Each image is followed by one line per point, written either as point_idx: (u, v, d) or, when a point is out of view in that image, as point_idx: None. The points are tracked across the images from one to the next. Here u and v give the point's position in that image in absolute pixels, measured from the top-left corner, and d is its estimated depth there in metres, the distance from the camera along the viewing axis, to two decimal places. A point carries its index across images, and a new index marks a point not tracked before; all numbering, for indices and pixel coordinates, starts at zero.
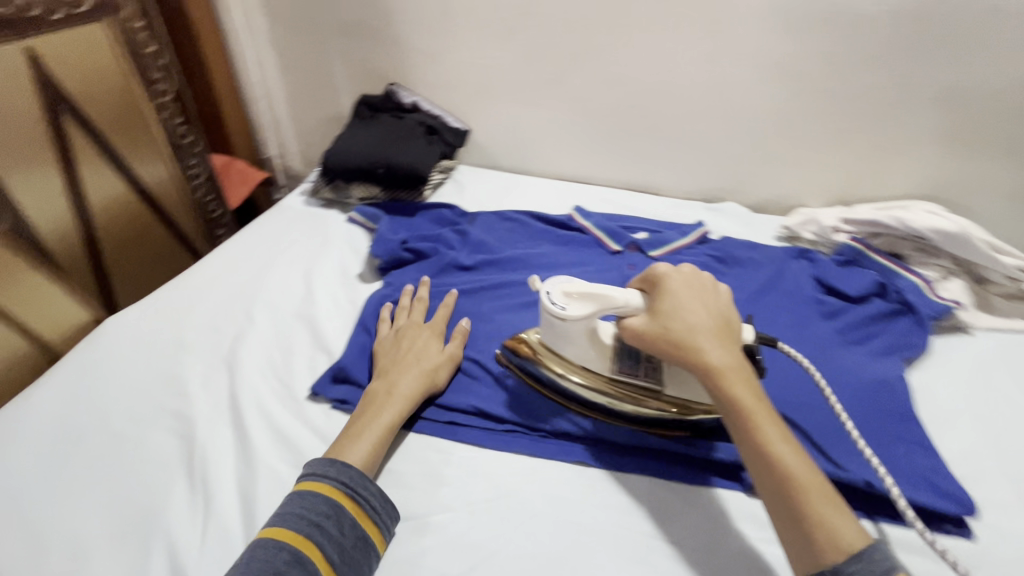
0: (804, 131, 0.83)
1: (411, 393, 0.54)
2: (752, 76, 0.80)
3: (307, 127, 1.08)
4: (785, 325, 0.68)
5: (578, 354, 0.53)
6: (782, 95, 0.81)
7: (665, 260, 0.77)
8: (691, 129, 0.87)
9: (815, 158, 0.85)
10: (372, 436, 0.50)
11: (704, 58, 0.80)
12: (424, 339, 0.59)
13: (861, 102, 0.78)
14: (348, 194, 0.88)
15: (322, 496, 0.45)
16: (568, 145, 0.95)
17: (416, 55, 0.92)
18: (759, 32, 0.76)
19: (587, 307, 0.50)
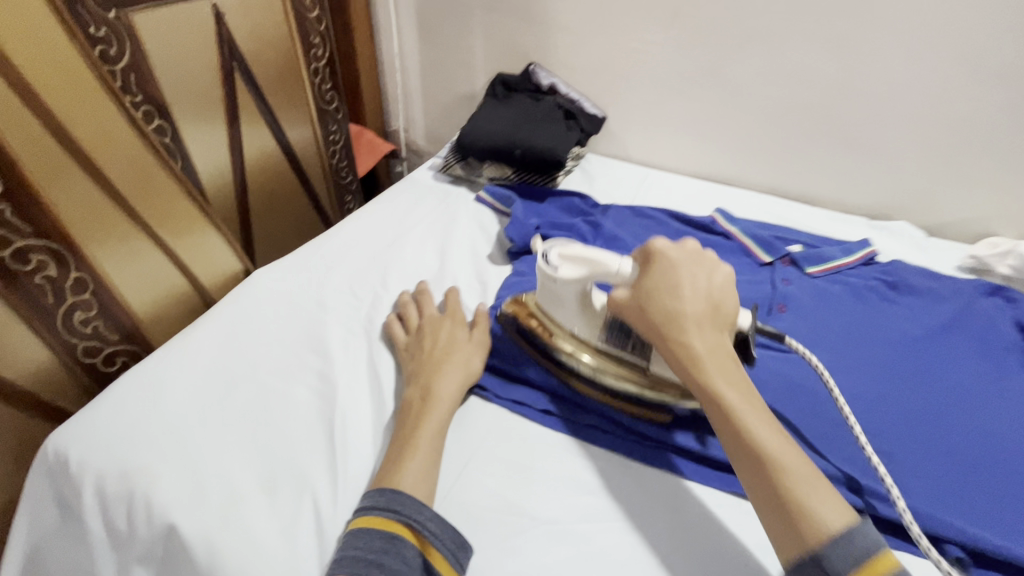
0: (1011, 146, 0.71)
1: (450, 389, 0.51)
2: (958, 78, 0.69)
3: (436, 103, 1.08)
4: (977, 373, 0.57)
5: (564, 317, 0.53)
6: (993, 102, 0.69)
7: (824, 278, 0.69)
8: (865, 135, 0.77)
9: (1019, 179, 0.73)
10: (427, 426, 0.47)
11: (900, 53, 0.70)
12: (445, 329, 0.57)
13: None
14: (479, 172, 0.87)
15: (374, 529, 0.40)
16: (713, 142, 0.88)
17: (563, 35, 0.88)
18: (977, 27, 0.65)
19: (579, 270, 0.51)
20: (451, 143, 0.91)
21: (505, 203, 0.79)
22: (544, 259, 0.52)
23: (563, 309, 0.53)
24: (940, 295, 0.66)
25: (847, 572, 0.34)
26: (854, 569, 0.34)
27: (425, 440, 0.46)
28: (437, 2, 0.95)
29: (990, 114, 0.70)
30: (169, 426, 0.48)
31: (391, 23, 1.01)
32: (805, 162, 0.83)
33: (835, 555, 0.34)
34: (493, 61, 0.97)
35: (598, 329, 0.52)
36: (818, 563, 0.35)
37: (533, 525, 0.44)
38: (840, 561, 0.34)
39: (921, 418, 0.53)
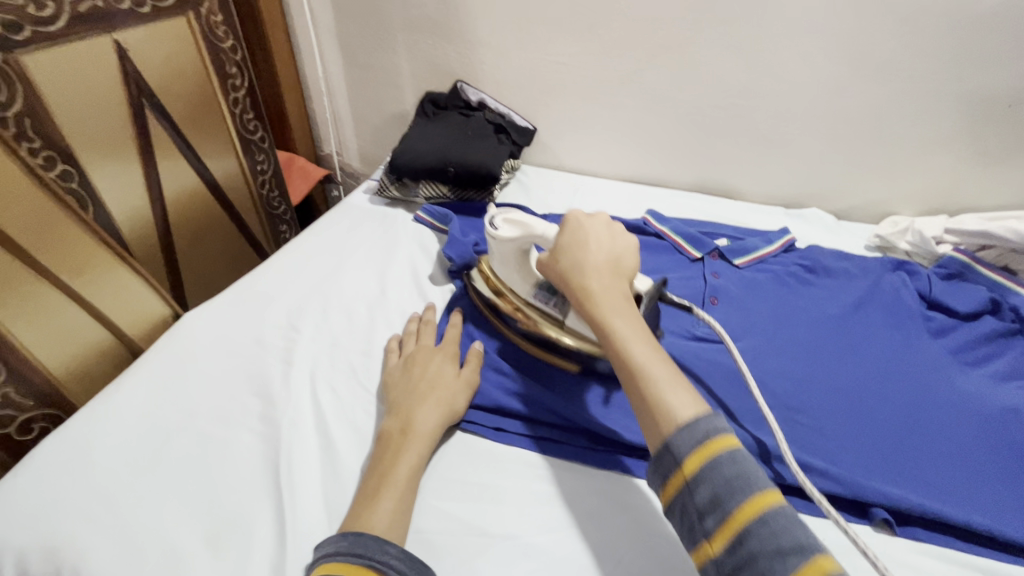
0: (900, 131, 0.78)
1: (432, 422, 0.50)
2: (848, 75, 0.75)
3: (367, 123, 1.07)
4: (889, 344, 0.62)
5: (508, 275, 0.60)
6: (880, 96, 0.76)
7: (750, 269, 0.73)
8: (773, 131, 0.83)
9: (911, 163, 0.80)
10: (401, 459, 0.47)
11: (796, 55, 0.76)
12: (437, 361, 0.56)
13: (969, 105, 0.73)
14: (415, 192, 0.86)
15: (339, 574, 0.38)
16: (639, 147, 0.92)
17: (487, 52, 0.89)
18: (860, 28, 0.71)
19: (517, 231, 0.57)
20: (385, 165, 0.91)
21: (443, 222, 0.80)
22: (490, 221, 0.59)
23: (506, 266, 0.59)
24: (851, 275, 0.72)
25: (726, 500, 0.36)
26: (694, 452, 0.38)
27: (398, 473, 0.46)
28: (358, 24, 0.94)
29: (879, 105, 0.77)
30: (103, 493, 0.45)
31: (312, 46, 1.00)
32: (725, 160, 0.89)
33: (679, 438, 0.39)
34: (421, 79, 0.97)
35: (531, 285, 0.58)
36: (667, 447, 0.39)
37: (490, 544, 0.45)
38: (683, 443, 0.39)
39: (841, 392, 0.58)
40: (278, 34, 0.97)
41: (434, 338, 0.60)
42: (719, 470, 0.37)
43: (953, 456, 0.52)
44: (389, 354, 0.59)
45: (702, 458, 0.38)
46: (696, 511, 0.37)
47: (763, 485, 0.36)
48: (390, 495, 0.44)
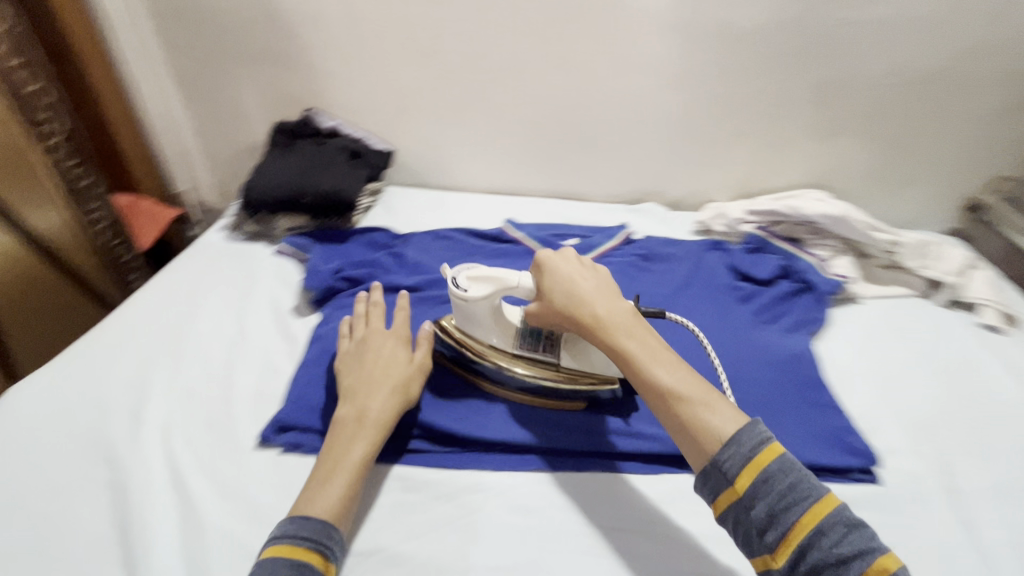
0: (705, 130, 0.91)
1: (386, 410, 0.54)
2: (656, 85, 0.87)
3: (219, 157, 1.03)
4: (708, 315, 0.73)
5: (483, 331, 0.60)
6: (684, 102, 0.88)
7: (595, 264, 0.82)
8: (606, 138, 0.93)
9: (719, 157, 0.93)
10: (354, 448, 0.51)
11: (612, 71, 0.86)
12: (390, 347, 0.59)
13: (753, 105, 0.87)
14: (273, 225, 0.86)
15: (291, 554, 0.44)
16: (494, 160, 0.98)
17: (334, 80, 0.91)
18: (657, 46, 0.83)
19: (488, 288, 0.57)
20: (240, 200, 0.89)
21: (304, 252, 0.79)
22: (455, 283, 0.59)
23: (479, 326, 0.60)
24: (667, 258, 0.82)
25: (773, 510, 0.41)
26: (743, 468, 0.43)
27: (353, 458, 0.51)
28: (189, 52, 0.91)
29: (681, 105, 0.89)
30: None
31: (144, 81, 0.94)
32: (571, 167, 0.97)
33: (728, 457, 0.43)
34: (271, 109, 0.96)
35: (513, 338, 0.60)
36: (716, 466, 0.44)
37: (364, 560, 0.49)
38: (733, 462, 0.43)
39: None
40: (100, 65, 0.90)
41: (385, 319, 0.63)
42: (772, 484, 0.42)
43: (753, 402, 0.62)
44: (340, 340, 0.62)
45: (753, 476, 0.42)
46: (751, 525, 0.42)
47: (819, 494, 0.41)
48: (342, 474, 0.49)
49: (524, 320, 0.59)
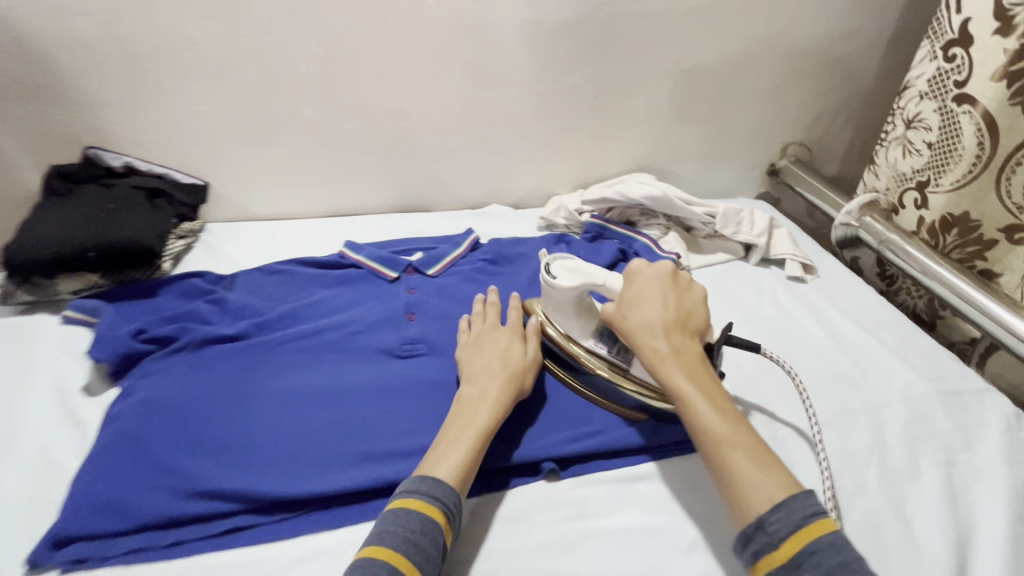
0: (540, 126, 1.06)
1: (480, 407, 0.67)
2: (452, 90, 0.97)
3: (3, 208, 0.92)
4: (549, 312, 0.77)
5: (567, 320, 0.76)
6: (488, 92, 0.99)
7: (441, 275, 0.90)
8: (428, 142, 1.02)
9: (537, 152, 1.09)
10: (465, 435, 0.63)
11: (421, 75, 0.93)
12: (506, 342, 0.76)
13: (545, 94, 1.02)
14: (55, 289, 0.82)
15: (406, 510, 0.56)
16: (320, 172, 1.00)
17: (143, 110, 0.87)
18: (458, 47, 0.92)
19: (576, 279, 0.74)
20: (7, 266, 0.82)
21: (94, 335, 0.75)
22: (546, 271, 0.76)
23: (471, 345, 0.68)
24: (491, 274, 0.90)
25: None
26: (790, 534, 0.52)
27: (452, 454, 0.61)
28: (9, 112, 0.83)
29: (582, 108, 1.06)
30: None
31: None
32: (390, 170, 1.05)
33: (777, 520, 0.52)
34: (69, 146, 0.89)
35: (591, 329, 0.76)
36: (763, 527, 0.53)
37: None
38: (783, 526, 0.52)
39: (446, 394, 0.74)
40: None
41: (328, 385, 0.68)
42: (822, 556, 0.50)
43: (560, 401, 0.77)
44: (461, 332, 0.79)
45: (802, 542, 0.51)
46: None
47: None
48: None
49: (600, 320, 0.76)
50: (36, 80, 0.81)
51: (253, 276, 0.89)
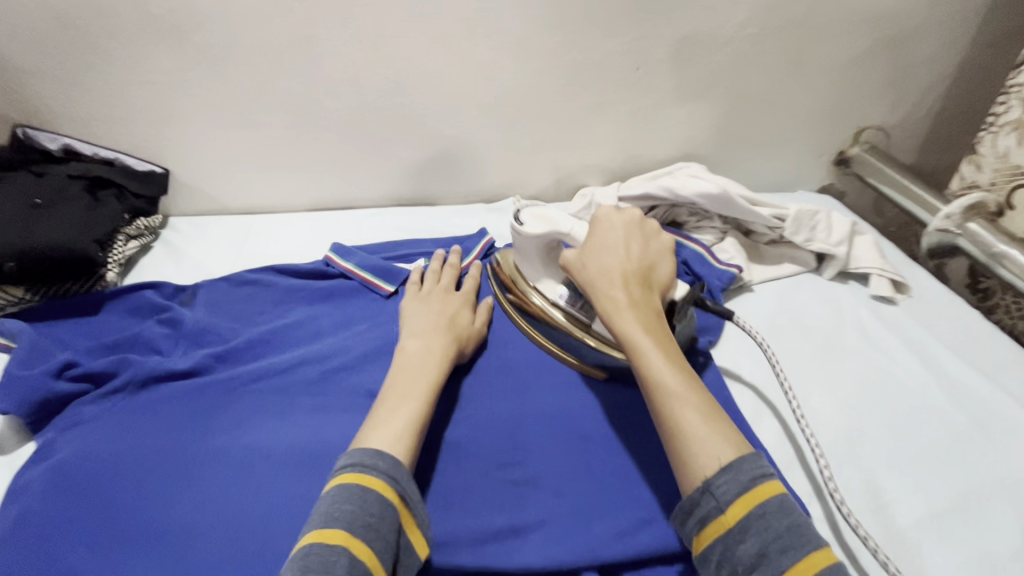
0: (794, 84, 0.87)
1: (648, 315, 0.51)
2: (721, 44, 0.81)
3: (197, 139, 0.79)
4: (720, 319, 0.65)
5: (835, 262, 0.75)
6: (754, 49, 0.82)
7: (686, 246, 0.76)
8: (671, 108, 0.87)
9: (791, 116, 0.91)
10: (655, 352, 0.47)
11: (684, 33, 0.78)
12: (608, 235, 0.56)
13: (820, 48, 0.84)
14: (308, 233, 0.85)
15: (352, 490, 0.41)
16: (552, 148, 0.88)
17: (360, 29, 0.71)
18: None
19: (843, 233, 0.75)
20: (274, 216, 0.89)
21: (320, 267, 0.74)
22: (822, 215, 0.76)
23: (527, 261, 0.63)
24: (733, 232, 0.79)
25: None
26: None
27: (663, 369, 0.46)
28: (287, 88, 0.76)
29: (884, 60, 0.87)
30: None
31: (83, 48, 0.69)
32: (629, 145, 0.90)
33: None
34: (274, 70, 0.74)
35: (888, 281, 0.73)
36: None
37: None
38: None
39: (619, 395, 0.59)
40: (145, 108, 0.75)
41: (452, 282, 0.69)
42: None
43: (847, 404, 0.60)
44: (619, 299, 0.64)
45: None
46: None
47: None
48: (415, 399, 0.50)
49: (877, 269, 0.73)
50: (324, 20, 0.70)
51: (490, 223, 0.89)
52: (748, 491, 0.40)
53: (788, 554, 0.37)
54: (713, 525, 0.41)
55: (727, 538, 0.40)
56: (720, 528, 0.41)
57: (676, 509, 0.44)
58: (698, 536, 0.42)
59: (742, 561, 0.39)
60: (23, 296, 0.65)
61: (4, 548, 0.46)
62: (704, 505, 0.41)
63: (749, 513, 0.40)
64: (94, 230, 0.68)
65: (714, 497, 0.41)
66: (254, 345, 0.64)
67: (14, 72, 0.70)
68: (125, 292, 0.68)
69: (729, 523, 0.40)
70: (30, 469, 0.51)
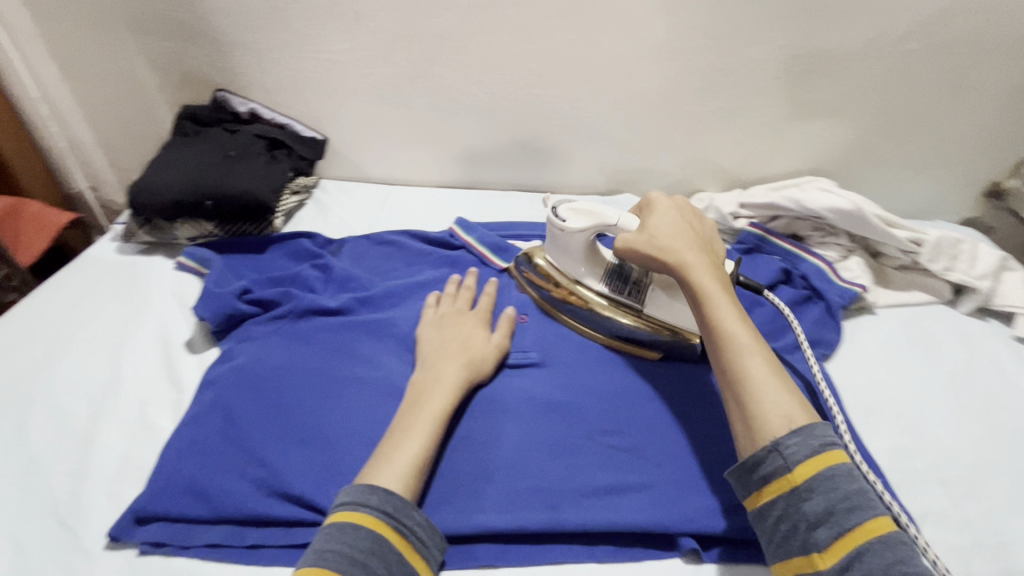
0: (947, 105, 0.82)
1: (718, 275, 0.53)
2: (870, 58, 0.78)
3: (355, 114, 0.90)
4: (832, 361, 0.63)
5: (975, 297, 0.70)
6: (908, 65, 0.79)
7: (803, 262, 0.74)
8: (805, 120, 0.85)
9: (937, 139, 0.86)
10: (728, 309, 0.50)
11: (832, 44, 0.77)
12: (677, 209, 0.59)
13: (982, 69, 0.79)
14: (435, 206, 0.93)
15: (341, 526, 0.44)
16: (674, 150, 0.90)
17: (513, 24, 0.78)
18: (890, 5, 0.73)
19: (989, 268, 0.70)
20: (406, 188, 0.98)
21: (445, 237, 0.81)
22: (967, 248, 0.71)
23: (568, 256, 0.64)
24: (860, 252, 0.76)
25: None
26: None
27: (738, 325, 0.48)
28: (438, 73, 0.84)
29: None
30: None
31: (280, 27, 0.81)
32: (755, 154, 0.89)
33: None
34: (431, 56, 0.82)
35: None
36: None
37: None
38: None
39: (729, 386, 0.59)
40: (318, 81, 0.86)
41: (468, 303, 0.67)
42: None
43: (974, 440, 0.57)
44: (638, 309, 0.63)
45: None
46: None
47: None
48: (417, 438, 0.50)
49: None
50: (483, 12, 0.77)
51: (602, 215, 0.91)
52: (816, 454, 0.41)
53: (854, 514, 0.39)
54: (777, 484, 0.42)
55: (791, 495, 0.42)
56: (783, 487, 0.42)
57: (735, 466, 0.44)
58: (757, 489, 0.44)
59: (807, 517, 0.41)
60: (211, 230, 0.78)
61: (195, 423, 0.55)
62: (769, 465, 0.42)
63: (817, 475, 0.41)
64: (270, 181, 0.79)
65: (782, 457, 0.42)
66: (389, 295, 0.72)
67: (224, 46, 0.84)
68: (287, 238, 0.79)
69: (795, 483, 0.42)
70: (216, 367, 0.61)
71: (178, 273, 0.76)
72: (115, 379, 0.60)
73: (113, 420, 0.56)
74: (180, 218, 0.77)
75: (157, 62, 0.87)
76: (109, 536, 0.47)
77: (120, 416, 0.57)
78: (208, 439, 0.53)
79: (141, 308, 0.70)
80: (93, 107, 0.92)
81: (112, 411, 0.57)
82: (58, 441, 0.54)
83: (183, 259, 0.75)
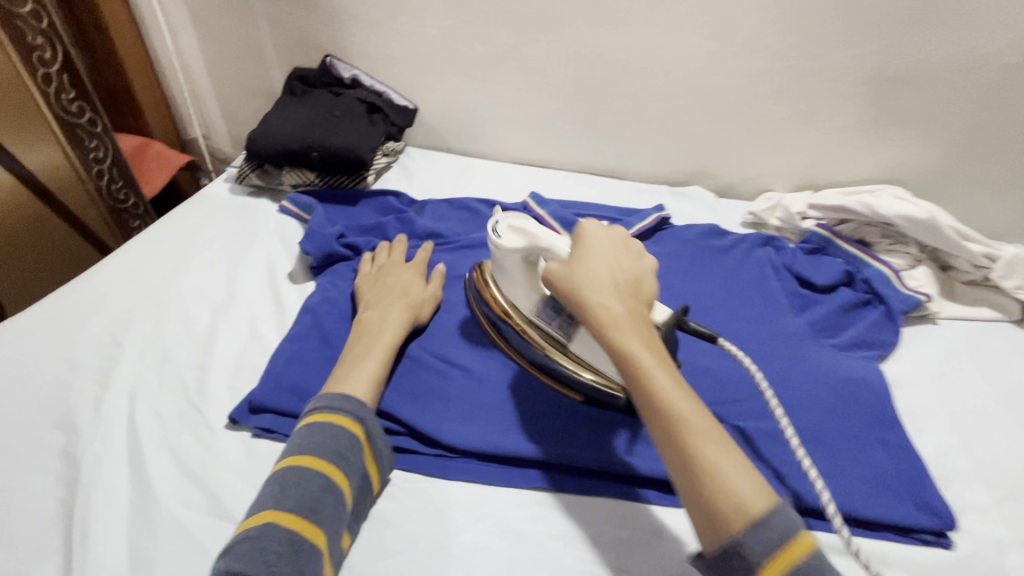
0: None
1: (645, 329, 0.46)
2: (964, 70, 0.78)
3: (446, 87, 0.96)
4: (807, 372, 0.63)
5: None
6: (1001, 81, 0.78)
7: (867, 268, 0.75)
8: (888, 128, 0.85)
9: None
10: (672, 381, 0.42)
11: (924, 54, 0.77)
12: (604, 245, 0.52)
13: None
14: (508, 180, 0.99)
15: (320, 425, 0.50)
16: (748, 147, 0.92)
17: (607, 13, 0.82)
18: (992, 20, 0.73)
19: None
20: (483, 160, 1.04)
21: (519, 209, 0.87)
22: None
23: (511, 280, 0.61)
24: (928, 263, 0.77)
25: None
26: None
27: (680, 398, 0.41)
28: (529, 53, 0.89)
29: None
30: None
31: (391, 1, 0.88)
32: (830, 158, 0.90)
33: None
34: (524, 37, 0.87)
35: None
36: None
37: (658, 523, 0.52)
38: None
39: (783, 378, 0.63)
40: (417, 53, 0.93)
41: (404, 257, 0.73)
42: None
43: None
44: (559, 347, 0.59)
45: None
46: None
47: None
48: (375, 359, 0.57)
49: None
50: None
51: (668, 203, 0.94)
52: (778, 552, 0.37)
53: None
54: None
55: None
56: None
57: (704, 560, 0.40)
58: None
59: None
60: (313, 179, 0.88)
61: (302, 339, 0.63)
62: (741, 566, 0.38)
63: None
64: (367, 141, 0.87)
65: (747, 558, 0.37)
66: (468, 255, 0.79)
67: (338, 14, 0.92)
68: (377, 195, 0.87)
69: None
70: (317, 295, 0.69)
71: (281, 216, 0.84)
72: (230, 297, 0.70)
73: (229, 329, 0.65)
74: (287, 166, 0.87)
75: (276, 24, 0.96)
76: (231, 418, 0.56)
77: (235, 327, 0.66)
78: (311, 355, 0.62)
79: (251, 241, 0.79)
80: (215, 61, 1.03)
81: (228, 321, 0.66)
82: (186, 339, 0.64)
83: (286, 203, 0.84)
